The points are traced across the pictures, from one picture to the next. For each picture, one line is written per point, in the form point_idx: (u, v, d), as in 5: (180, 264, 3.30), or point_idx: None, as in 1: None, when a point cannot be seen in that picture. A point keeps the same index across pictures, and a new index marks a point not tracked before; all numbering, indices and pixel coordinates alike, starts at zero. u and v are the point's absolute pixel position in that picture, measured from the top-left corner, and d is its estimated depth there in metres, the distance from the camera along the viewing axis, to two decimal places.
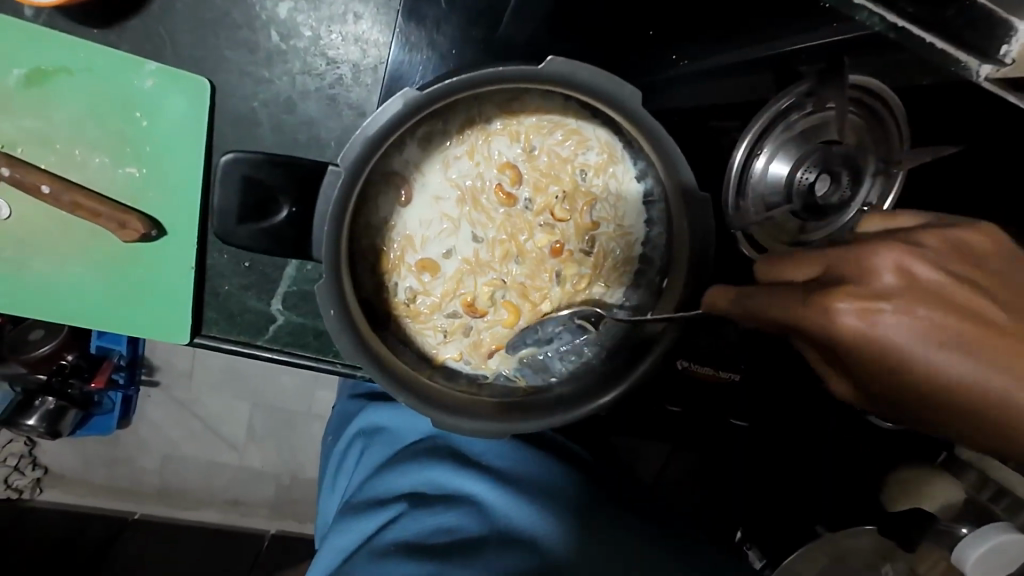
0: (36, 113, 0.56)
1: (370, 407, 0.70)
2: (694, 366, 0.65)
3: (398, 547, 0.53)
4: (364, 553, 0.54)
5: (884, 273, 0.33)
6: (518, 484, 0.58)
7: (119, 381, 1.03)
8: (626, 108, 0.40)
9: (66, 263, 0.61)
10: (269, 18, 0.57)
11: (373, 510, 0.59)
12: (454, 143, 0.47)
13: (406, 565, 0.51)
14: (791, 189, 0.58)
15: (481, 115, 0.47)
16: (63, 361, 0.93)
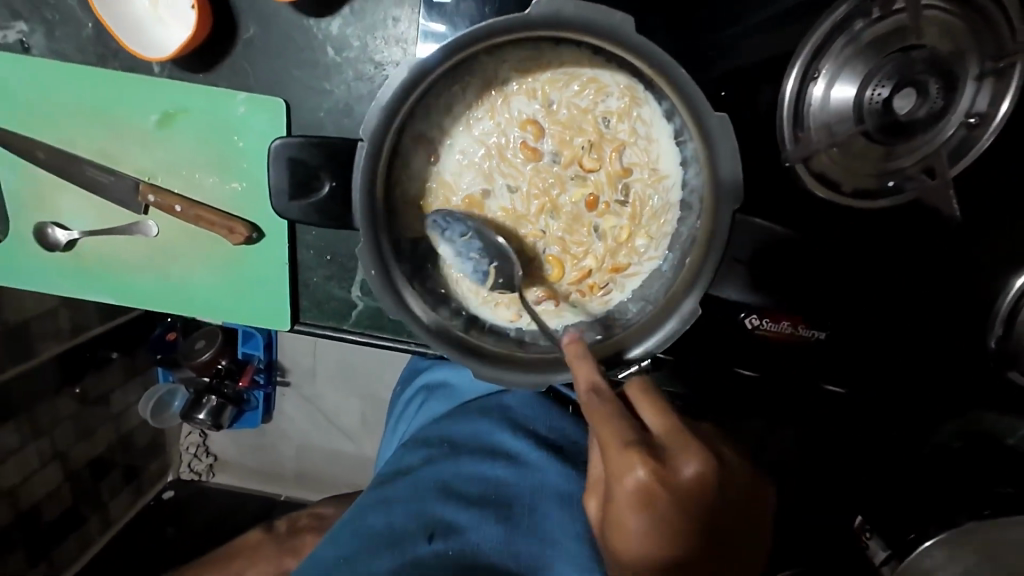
0: (167, 148, 0.70)
1: (436, 364, 0.77)
2: (763, 326, 0.62)
3: (437, 486, 0.58)
4: (407, 484, 0.60)
5: (688, 467, 0.40)
6: (558, 450, 0.62)
7: (260, 381, 1.22)
8: (637, 43, 0.39)
9: (196, 267, 0.76)
10: (325, 37, 0.65)
11: (421, 450, 0.64)
12: (474, 107, 0.49)
13: (444, 504, 0.56)
14: (861, 110, 0.51)
15: (498, 76, 0.48)
16: (219, 365, 1.14)
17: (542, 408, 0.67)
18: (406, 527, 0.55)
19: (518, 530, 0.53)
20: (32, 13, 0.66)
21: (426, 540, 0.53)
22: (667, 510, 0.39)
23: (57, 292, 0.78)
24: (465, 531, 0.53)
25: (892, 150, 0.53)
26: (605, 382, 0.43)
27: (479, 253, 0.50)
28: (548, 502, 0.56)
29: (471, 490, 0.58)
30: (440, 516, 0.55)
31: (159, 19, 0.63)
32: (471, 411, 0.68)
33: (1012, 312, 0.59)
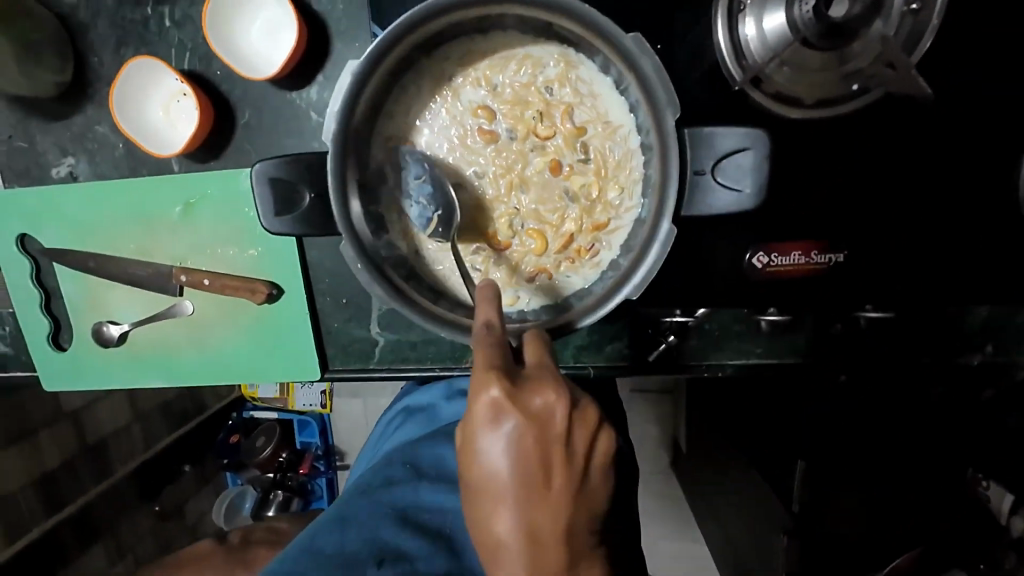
0: (192, 231, 0.79)
1: (417, 392, 0.88)
2: (774, 262, 0.61)
3: (394, 512, 0.65)
4: (364, 507, 0.66)
5: (539, 399, 0.39)
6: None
7: (321, 466, 1.60)
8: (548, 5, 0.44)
9: (230, 335, 0.83)
10: (308, 103, 0.74)
11: (384, 472, 0.72)
12: (427, 107, 0.53)
13: (396, 532, 0.62)
14: (796, 29, 0.52)
15: (444, 73, 0.52)
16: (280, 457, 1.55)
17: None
18: (357, 549, 0.61)
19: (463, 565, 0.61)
20: (77, 147, 0.78)
21: (374, 565, 0.59)
22: (508, 440, 0.39)
23: (117, 384, 0.86)
24: (415, 557, 0.60)
25: (845, 54, 0.53)
26: (498, 322, 0.45)
27: (426, 200, 0.52)
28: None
29: (424, 521, 0.65)
30: (390, 543, 0.61)
31: (173, 124, 0.74)
32: (438, 438, 0.75)
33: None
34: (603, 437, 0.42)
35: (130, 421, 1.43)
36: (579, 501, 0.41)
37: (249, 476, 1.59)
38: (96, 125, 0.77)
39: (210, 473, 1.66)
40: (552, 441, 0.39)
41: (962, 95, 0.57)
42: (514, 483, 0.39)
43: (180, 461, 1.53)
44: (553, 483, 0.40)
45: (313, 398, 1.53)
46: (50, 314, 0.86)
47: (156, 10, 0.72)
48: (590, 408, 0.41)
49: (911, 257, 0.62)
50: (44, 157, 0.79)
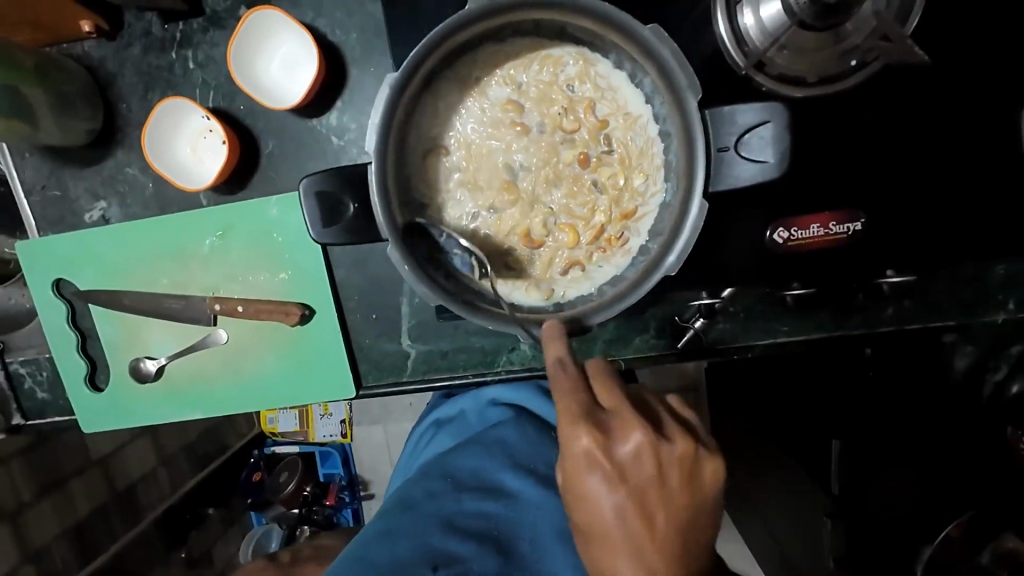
0: (223, 261, 0.81)
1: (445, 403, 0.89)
2: (795, 236, 0.63)
3: (441, 522, 0.68)
4: (411, 517, 0.69)
5: (627, 442, 0.45)
6: (546, 487, 0.72)
7: (346, 498, 1.60)
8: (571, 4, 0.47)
9: (265, 360, 0.84)
10: (328, 128, 0.77)
11: (425, 482, 0.74)
12: (456, 113, 0.56)
13: (447, 538, 0.66)
14: (793, 13, 0.55)
15: (472, 79, 0.55)
16: (305, 491, 1.56)
17: (531, 445, 0.77)
18: (413, 558, 0.65)
19: (514, 562, 0.65)
20: (108, 190, 0.81)
21: (432, 570, 0.63)
22: (608, 490, 0.45)
23: (155, 420, 0.87)
24: (469, 560, 0.64)
25: (840, 32, 0.56)
26: (570, 360, 0.51)
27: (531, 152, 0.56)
28: (539, 537, 0.67)
29: (470, 524, 0.68)
30: (443, 550, 0.65)
31: (201, 160, 0.77)
32: (470, 442, 0.78)
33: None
34: (704, 462, 0.47)
35: (157, 464, 1.43)
36: (684, 530, 0.46)
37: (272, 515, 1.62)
38: (126, 167, 0.80)
39: (236, 512, 1.65)
40: (646, 476, 0.45)
41: (955, 59, 0.60)
42: (619, 522, 0.45)
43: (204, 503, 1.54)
44: (656, 523, 0.45)
45: (332, 428, 1.58)
46: (86, 355, 0.87)
47: (179, 54, 0.76)
48: (681, 434, 0.46)
49: (925, 220, 0.64)
50: (77, 203, 0.82)
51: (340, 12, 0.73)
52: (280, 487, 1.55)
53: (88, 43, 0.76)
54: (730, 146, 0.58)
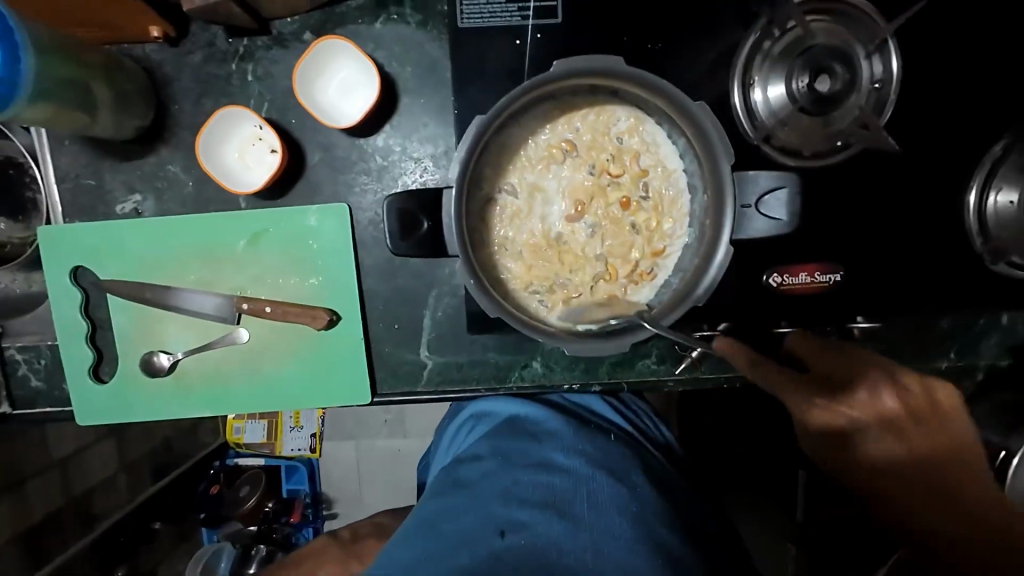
0: (254, 263, 0.84)
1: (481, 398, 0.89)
2: (786, 282, 0.73)
3: (502, 494, 0.69)
4: (469, 493, 0.71)
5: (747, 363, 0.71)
6: (599, 464, 0.73)
7: (309, 516, 1.57)
8: (636, 74, 0.56)
9: (283, 362, 0.86)
10: (373, 148, 0.83)
11: (480, 465, 0.75)
12: (521, 150, 0.64)
13: (509, 508, 0.66)
14: (795, 98, 0.68)
15: (544, 118, 0.64)
16: (268, 506, 1.53)
17: (579, 431, 0.80)
18: (478, 527, 0.65)
19: (579, 525, 0.64)
20: (146, 185, 0.84)
21: (498, 535, 0.63)
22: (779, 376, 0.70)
23: (160, 416, 0.87)
24: (534, 526, 0.64)
25: (829, 118, 0.69)
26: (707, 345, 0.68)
27: (584, 125, 0.64)
28: (600, 503, 0.67)
29: (531, 495, 0.68)
30: (508, 517, 0.65)
31: (247, 167, 0.81)
32: (521, 427, 0.80)
33: (979, 221, 0.72)
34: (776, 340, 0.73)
35: (119, 469, 1.35)
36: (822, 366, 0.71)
37: (225, 533, 1.57)
38: (168, 165, 0.83)
39: (189, 529, 1.58)
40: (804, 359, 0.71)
41: (921, 148, 0.72)
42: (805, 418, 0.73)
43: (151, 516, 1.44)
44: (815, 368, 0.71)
45: (302, 441, 1.56)
46: (95, 346, 0.87)
47: (240, 66, 0.81)
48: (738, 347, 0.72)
49: (895, 276, 0.75)
50: (111, 194, 0.84)
51: (398, 47, 0.81)
52: (241, 500, 1.52)
53: (150, 46, 0.80)
54: (751, 204, 0.72)
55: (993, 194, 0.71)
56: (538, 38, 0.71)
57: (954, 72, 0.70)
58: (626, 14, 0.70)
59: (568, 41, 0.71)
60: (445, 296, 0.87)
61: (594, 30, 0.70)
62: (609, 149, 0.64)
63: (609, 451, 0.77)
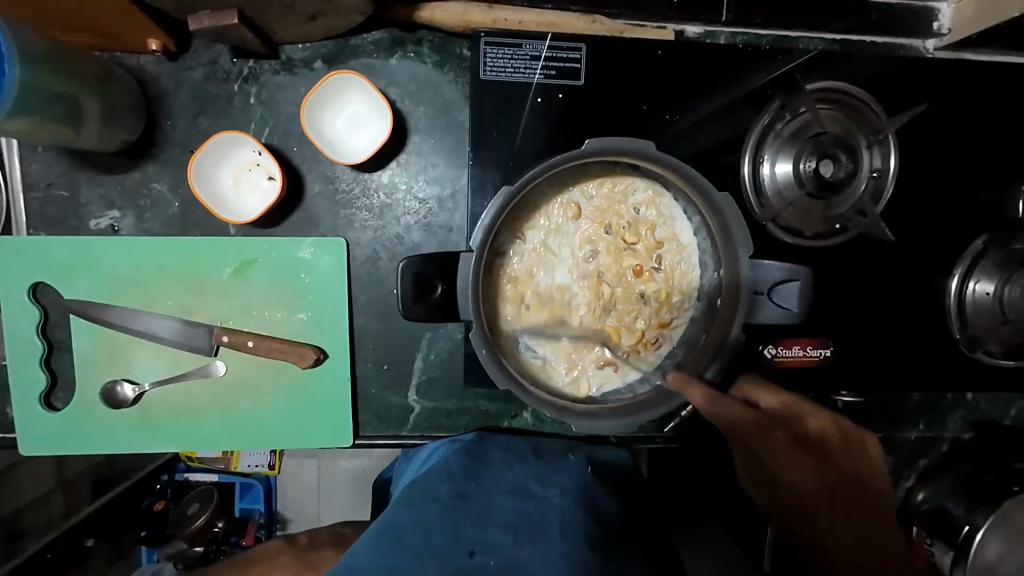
0: (240, 294, 0.79)
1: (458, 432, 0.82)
2: (781, 354, 0.75)
3: (474, 517, 0.61)
4: (435, 508, 0.62)
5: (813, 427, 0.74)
6: (578, 496, 0.65)
7: (263, 535, 1.48)
8: (668, 161, 0.55)
9: (260, 399, 0.81)
10: (378, 185, 0.80)
11: (449, 481, 0.66)
12: (540, 210, 0.65)
13: (478, 528, 0.60)
14: (801, 179, 0.70)
15: (566, 182, 0.65)
16: (216, 527, 1.40)
17: (562, 460, 0.73)
18: (443, 545, 0.57)
19: (553, 555, 0.56)
20: (126, 202, 0.78)
21: (466, 556, 0.56)
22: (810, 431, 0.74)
23: (116, 450, 0.80)
24: (504, 548, 0.57)
25: (830, 203, 0.71)
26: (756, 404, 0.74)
27: (603, 193, 0.65)
28: (577, 531, 0.60)
29: (504, 518, 0.61)
30: (478, 538, 0.58)
31: (241, 193, 0.78)
32: (501, 455, 0.73)
33: (959, 307, 0.76)
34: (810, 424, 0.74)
35: (55, 487, 1.17)
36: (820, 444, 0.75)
37: (166, 553, 1.41)
38: (154, 183, 0.78)
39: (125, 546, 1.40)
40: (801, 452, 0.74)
41: (910, 235, 0.76)
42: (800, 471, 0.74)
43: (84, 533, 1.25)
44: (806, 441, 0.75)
45: (259, 458, 1.44)
46: (50, 369, 0.79)
47: (243, 87, 0.77)
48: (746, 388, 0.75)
49: (881, 352, 0.78)
50: (85, 208, 0.78)
51: (412, 85, 0.79)
52: (188, 519, 1.37)
53: (146, 57, 0.75)
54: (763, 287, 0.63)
55: (972, 282, 0.75)
56: (560, 98, 0.71)
57: (943, 167, 0.75)
58: (644, 84, 0.72)
59: (587, 104, 0.72)
60: (440, 339, 0.84)
61: (612, 97, 0.72)
62: (626, 220, 0.66)
63: (590, 482, 0.69)
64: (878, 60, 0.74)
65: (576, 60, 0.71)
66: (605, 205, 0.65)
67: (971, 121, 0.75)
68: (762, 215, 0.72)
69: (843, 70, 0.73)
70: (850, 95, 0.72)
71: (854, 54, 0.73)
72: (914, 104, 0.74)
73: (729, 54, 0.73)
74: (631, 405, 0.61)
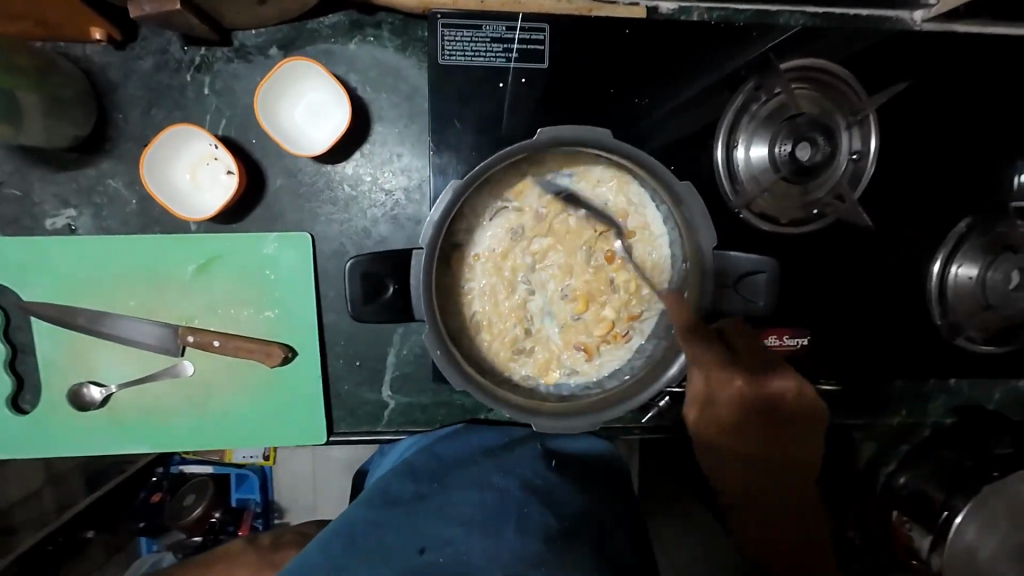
0: (203, 292, 0.77)
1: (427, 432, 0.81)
2: (758, 342, 0.74)
3: (433, 516, 0.59)
4: (392, 508, 0.61)
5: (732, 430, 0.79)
6: (538, 492, 0.64)
7: (260, 525, 1.44)
8: (628, 150, 0.53)
9: (230, 399, 0.80)
10: (341, 177, 0.77)
11: (412, 481, 0.66)
12: (504, 202, 0.63)
13: (435, 525, 0.58)
14: (776, 163, 0.67)
15: (527, 173, 0.62)
16: (213, 518, 1.38)
17: (530, 456, 0.71)
18: (396, 545, 0.55)
19: (504, 545, 0.55)
20: (82, 200, 0.75)
21: (417, 553, 0.54)
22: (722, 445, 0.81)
23: (90, 451, 0.80)
24: (456, 543, 0.55)
25: (807, 187, 0.69)
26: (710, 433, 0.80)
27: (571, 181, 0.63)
28: (529, 524, 0.58)
29: (460, 514, 0.60)
30: (432, 534, 0.57)
31: (200, 188, 0.75)
32: (470, 455, 0.71)
33: (941, 291, 0.75)
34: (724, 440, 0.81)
35: (45, 483, 1.16)
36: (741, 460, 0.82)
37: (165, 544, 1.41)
38: (109, 179, 0.75)
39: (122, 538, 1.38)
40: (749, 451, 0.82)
41: (892, 219, 0.73)
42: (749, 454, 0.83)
43: (83, 525, 1.24)
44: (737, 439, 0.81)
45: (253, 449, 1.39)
46: (15, 372, 0.78)
47: (195, 77, 0.74)
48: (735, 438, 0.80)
49: (861, 338, 0.76)
50: (39, 207, 0.75)
51: (374, 71, 0.75)
52: (183, 511, 1.35)
53: (92, 47, 0.72)
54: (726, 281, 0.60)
55: (955, 266, 0.73)
56: (523, 82, 0.68)
57: (925, 147, 0.72)
58: (614, 65, 0.69)
59: (554, 89, 0.69)
60: (412, 334, 0.82)
61: (581, 80, 0.69)
62: (595, 208, 0.63)
63: (553, 480, 0.67)
64: (860, 35, 0.70)
65: (540, 42, 0.68)
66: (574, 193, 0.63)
67: (956, 98, 0.72)
68: (738, 202, 0.69)
69: (823, 46, 0.70)
70: (829, 74, 0.69)
71: (833, 29, 0.70)
72: (897, 81, 0.71)
73: (703, 32, 0.69)
74: (600, 403, 0.58)
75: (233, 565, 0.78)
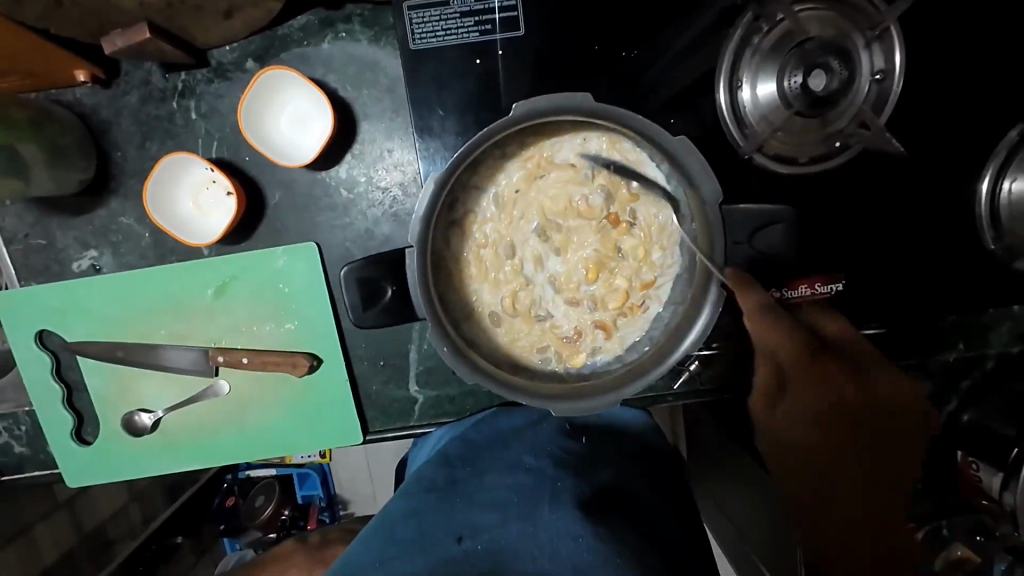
0: (225, 312, 0.80)
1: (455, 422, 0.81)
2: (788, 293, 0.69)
3: (468, 502, 0.60)
4: (426, 497, 0.62)
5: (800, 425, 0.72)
6: (571, 472, 0.63)
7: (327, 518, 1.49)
8: (612, 113, 0.50)
9: (268, 411, 0.83)
10: (337, 182, 0.77)
11: (444, 467, 0.66)
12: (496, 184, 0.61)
13: (470, 512, 0.59)
14: (786, 98, 0.61)
15: (514, 151, 0.61)
16: (284, 514, 1.42)
17: (559, 435, 0.70)
18: (434, 534, 0.56)
19: (541, 525, 0.55)
20: (100, 240, 0.79)
21: (455, 542, 0.55)
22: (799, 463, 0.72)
23: (151, 473, 0.85)
24: (492, 529, 0.56)
25: (826, 118, 0.62)
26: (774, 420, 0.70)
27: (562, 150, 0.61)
28: (564, 502, 0.58)
29: (495, 498, 0.60)
30: (469, 521, 0.57)
31: (204, 213, 0.76)
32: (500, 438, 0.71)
33: (993, 212, 0.67)
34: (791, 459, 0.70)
35: (129, 499, 1.22)
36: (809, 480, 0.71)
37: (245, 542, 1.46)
38: (121, 217, 0.78)
39: (208, 540, 1.47)
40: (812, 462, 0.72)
41: (927, 139, 0.66)
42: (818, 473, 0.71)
43: (172, 532, 1.34)
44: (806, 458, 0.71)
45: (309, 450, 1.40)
46: (73, 408, 0.83)
47: (181, 103, 0.74)
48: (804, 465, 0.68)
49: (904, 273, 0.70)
50: (64, 252, 0.79)
51: (351, 68, 0.73)
52: (256, 511, 1.40)
53: (81, 90, 0.74)
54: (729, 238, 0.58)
55: (1008, 181, 0.65)
56: (501, 54, 0.65)
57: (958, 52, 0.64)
58: (596, 17, 0.64)
59: (534, 55, 0.65)
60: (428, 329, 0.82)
61: (561, 41, 0.64)
62: (592, 175, 0.61)
63: (586, 457, 0.66)
64: None
65: (512, 8, 0.64)
66: (568, 161, 0.61)
67: None
68: (749, 147, 0.63)
69: None
70: None
71: None
72: None
73: None
74: (618, 377, 0.57)
75: (293, 563, 0.82)
